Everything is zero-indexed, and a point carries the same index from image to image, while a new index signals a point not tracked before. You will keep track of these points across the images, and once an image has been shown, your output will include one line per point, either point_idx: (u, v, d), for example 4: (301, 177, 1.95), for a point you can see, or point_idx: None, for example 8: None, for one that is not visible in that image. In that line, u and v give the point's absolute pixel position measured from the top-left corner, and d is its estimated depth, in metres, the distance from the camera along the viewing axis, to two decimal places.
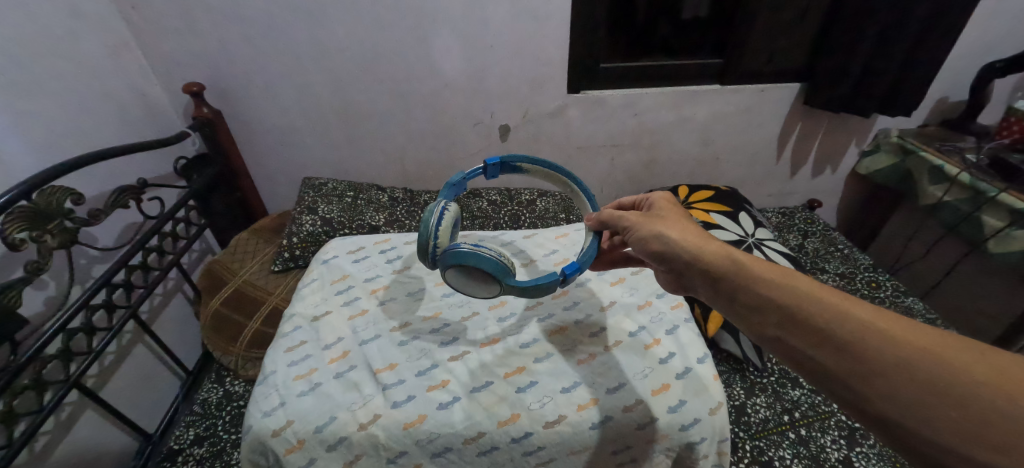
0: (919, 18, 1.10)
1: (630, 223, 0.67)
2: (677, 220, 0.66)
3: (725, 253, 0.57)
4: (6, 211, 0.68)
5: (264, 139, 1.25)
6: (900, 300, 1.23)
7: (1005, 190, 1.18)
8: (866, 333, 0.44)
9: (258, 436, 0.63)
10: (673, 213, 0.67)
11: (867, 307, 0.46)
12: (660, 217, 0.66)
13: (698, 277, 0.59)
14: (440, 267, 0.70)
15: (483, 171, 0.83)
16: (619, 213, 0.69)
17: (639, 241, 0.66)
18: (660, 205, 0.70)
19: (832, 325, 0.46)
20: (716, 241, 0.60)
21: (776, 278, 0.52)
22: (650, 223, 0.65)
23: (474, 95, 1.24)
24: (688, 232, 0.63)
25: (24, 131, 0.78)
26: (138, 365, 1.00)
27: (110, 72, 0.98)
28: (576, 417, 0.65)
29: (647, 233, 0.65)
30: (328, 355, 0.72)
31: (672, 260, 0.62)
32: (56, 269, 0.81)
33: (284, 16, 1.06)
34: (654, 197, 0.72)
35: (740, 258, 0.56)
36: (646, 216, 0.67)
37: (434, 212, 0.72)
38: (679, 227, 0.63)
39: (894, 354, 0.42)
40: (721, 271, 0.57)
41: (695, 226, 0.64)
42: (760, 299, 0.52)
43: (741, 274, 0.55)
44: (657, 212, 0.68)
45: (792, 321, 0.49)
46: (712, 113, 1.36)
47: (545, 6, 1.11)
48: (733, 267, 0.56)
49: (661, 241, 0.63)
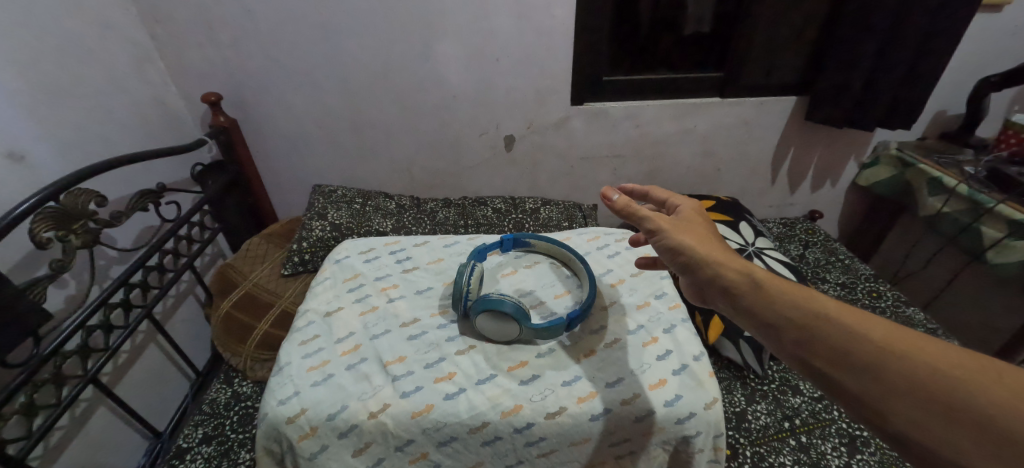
0: (914, 34, 1.13)
1: (661, 229, 0.63)
2: (704, 233, 0.63)
3: (743, 269, 0.56)
4: (35, 211, 0.72)
5: (276, 146, 1.29)
6: (899, 310, 1.24)
7: (1004, 201, 1.19)
8: (884, 354, 0.43)
9: (274, 423, 0.65)
10: (700, 226, 0.65)
11: (884, 326, 0.45)
12: (690, 229, 0.63)
13: (718, 293, 0.57)
14: (471, 314, 0.73)
15: (499, 245, 0.91)
16: (644, 213, 0.63)
17: (667, 250, 0.62)
18: (688, 215, 0.67)
19: (846, 345, 0.45)
20: (735, 256, 0.59)
21: (796, 295, 0.50)
22: (680, 234, 0.62)
23: (481, 106, 1.28)
24: (712, 247, 0.60)
25: (52, 136, 0.82)
26: (150, 364, 1.03)
27: (133, 82, 1.03)
28: (576, 409, 0.67)
29: (679, 244, 0.61)
30: (340, 348, 0.75)
31: (696, 270, 0.60)
32: (78, 268, 0.85)
33: (297, 28, 1.10)
34: (682, 205, 0.69)
35: (759, 276, 0.54)
36: (677, 224, 0.63)
37: (467, 267, 0.76)
38: (702, 243, 0.61)
39: (908, 372, 0.41)
40: (738, 288, 0.55)
41: (719, 242, 0.62)
42: (775, 316, 0.51)
43: (759, 292, 0.53)
44: (686, 222, 0.65)
45: (805, 337, 0.48)
46: (712, 126, 1.39)
47: (550, 21, 1.16)
48: (749, 284, 0.54)
49: (687, 253, 0.60)
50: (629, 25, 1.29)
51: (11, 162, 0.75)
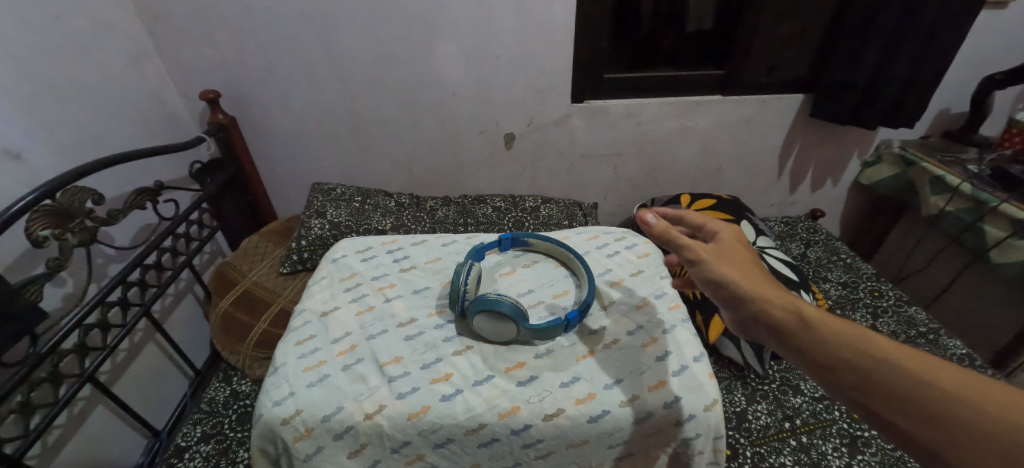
0: (918, 31, 1.12)
1: (703, 260, 0.61)
2: (747, 266, 0.61)
3: (790, 306, 0.55)
4: (32, 209, 0.71)
5: (275, 144, 1.28)
6: (902, 309, 1.23)
7: (1006, 200, 1.18)
8: (951, 401, 0.43)
9: (269, 424, 0.65)
10: (742, 256, 0.62)
11: (949, 373, 0.44)
12: (735, 263, 0.61)
13: (765, 330, 0.56)
14: (469, 315, 0.72)
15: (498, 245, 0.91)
16: (685, 242, 0.61)
17: (709, 283, 0.61)
18: (727, 242, 0.64)
19: (912, 393, 0.44)
20: (780, 291, 0.58)
21: (851, 335, 0.50)
22: (722, 266, 0.60)
23: (481, 104, 1.27)
24: (758, 281, 0.59)
25: (49, 134, 0.82)
26: (148, 362, 1.03)
27: (131, 79, 1.02)
28: (574, 411, 0.66)
29: (724, 277, 0.59)
30: (336, 348, 0.74)
31: (742, 305, 0.58)
32: (75, 267, 0.85)
33: (296, 25, 1.09)
34: (720, 230, 0.66)
35: (807, 313, 0.54)
36: (719, 254, 0.61)
37: (464, 267, 0.76)
38: (749, 279, 0.59)
39: (980, 423, 0.41)
40: (787, 326, 0.54)
41: (764, 276, 0.60)
42: (831, 358, 0.49)
43: (809, 330, 0.52)
44: (726, 251, 0.63)
45: (866, 383, 0.47)
46: (714, 124, 1.38)
47: (550, 18, 1.15)
48: (799, 322, 0.53)
49: (731, 287, 0.59)
50: (630, 22, 1.28)
51: (7, 160, 0.74)
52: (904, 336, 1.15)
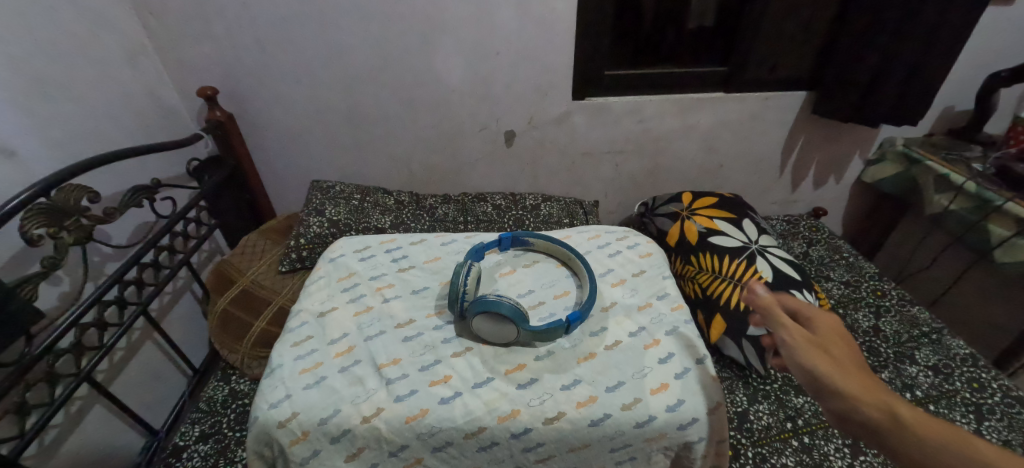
0: (924, 27, 1.10)
1: (792, 344, 0.57)
2: (843, 359, 0.55)
3: (889, 407, 0.48)
4: (26, 207, 0.71)
5: (273, 141, 1.27)
6: (905, 308, 1.22)
7: (1011, 199, 1.17)
8: None
9: (264, 427, 0.64)
10: (840, 347, 0.56)
11: None
12: (830, 354, 0.55)
13: (856, 433, 0.50)
14: (468, 315, 0.72)
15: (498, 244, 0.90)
16: (781, 321, 0.60)
17: (798, 369, 0.56)
18: (825, 329, 0.58)
19: None
20: (877, 388, 0.51)
21: (958, 446, 0.44)
22: (812, 354, 0.55)
23: (481, 101, 1.26)
24: (852, 375, 0.53)
25: (44, 131, 0.81)
26: (146, 361, 1.02)
27: (128, 75, 1.02)
28: (575, 414, 0.66)
29: (811, 365, 0.55)
30: (333, 349, 0.73)
31: (828, 400, 0.52)
32: (71, 265, 0.84)
33: (294, 21, 1.08)
34: (820, 314, 0.60)
35: (907, 416, 0.47)
36: (810, 341, 0.57)
37: (464, 266, 0.75)
38: (842, 373, 0.53)
39: None
40: (884, 429, 0.47)
41: (864, 372, 0.53)
42: None
43: (910, 437, 0.46)
44: (823, 338, 0.57)
45: None
46: (716, 121, 1.37)
47: (551, 13, 1.13)
48: (896, 426, 0.47)
49: (820, 379, 0.53)
50: (632, 18, 1.26)
51: (2, 157, 0.73)
52: (907, 335, 1.14)
